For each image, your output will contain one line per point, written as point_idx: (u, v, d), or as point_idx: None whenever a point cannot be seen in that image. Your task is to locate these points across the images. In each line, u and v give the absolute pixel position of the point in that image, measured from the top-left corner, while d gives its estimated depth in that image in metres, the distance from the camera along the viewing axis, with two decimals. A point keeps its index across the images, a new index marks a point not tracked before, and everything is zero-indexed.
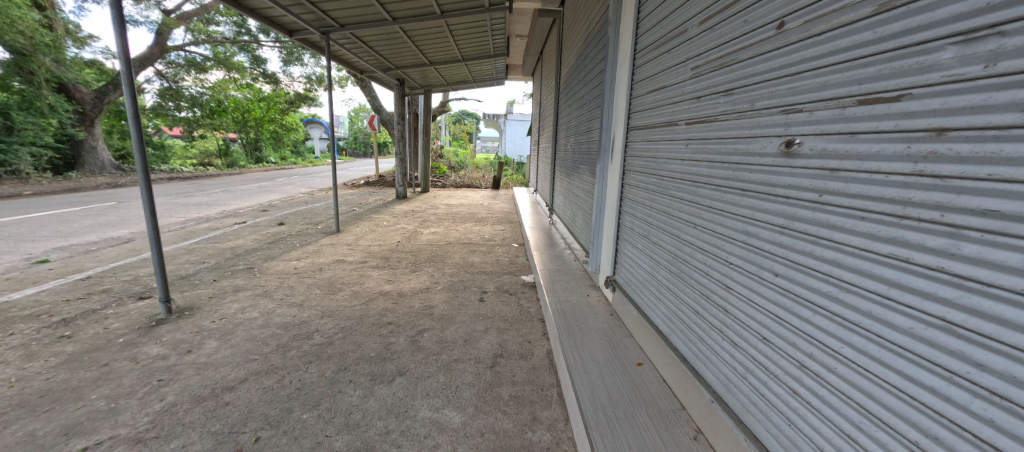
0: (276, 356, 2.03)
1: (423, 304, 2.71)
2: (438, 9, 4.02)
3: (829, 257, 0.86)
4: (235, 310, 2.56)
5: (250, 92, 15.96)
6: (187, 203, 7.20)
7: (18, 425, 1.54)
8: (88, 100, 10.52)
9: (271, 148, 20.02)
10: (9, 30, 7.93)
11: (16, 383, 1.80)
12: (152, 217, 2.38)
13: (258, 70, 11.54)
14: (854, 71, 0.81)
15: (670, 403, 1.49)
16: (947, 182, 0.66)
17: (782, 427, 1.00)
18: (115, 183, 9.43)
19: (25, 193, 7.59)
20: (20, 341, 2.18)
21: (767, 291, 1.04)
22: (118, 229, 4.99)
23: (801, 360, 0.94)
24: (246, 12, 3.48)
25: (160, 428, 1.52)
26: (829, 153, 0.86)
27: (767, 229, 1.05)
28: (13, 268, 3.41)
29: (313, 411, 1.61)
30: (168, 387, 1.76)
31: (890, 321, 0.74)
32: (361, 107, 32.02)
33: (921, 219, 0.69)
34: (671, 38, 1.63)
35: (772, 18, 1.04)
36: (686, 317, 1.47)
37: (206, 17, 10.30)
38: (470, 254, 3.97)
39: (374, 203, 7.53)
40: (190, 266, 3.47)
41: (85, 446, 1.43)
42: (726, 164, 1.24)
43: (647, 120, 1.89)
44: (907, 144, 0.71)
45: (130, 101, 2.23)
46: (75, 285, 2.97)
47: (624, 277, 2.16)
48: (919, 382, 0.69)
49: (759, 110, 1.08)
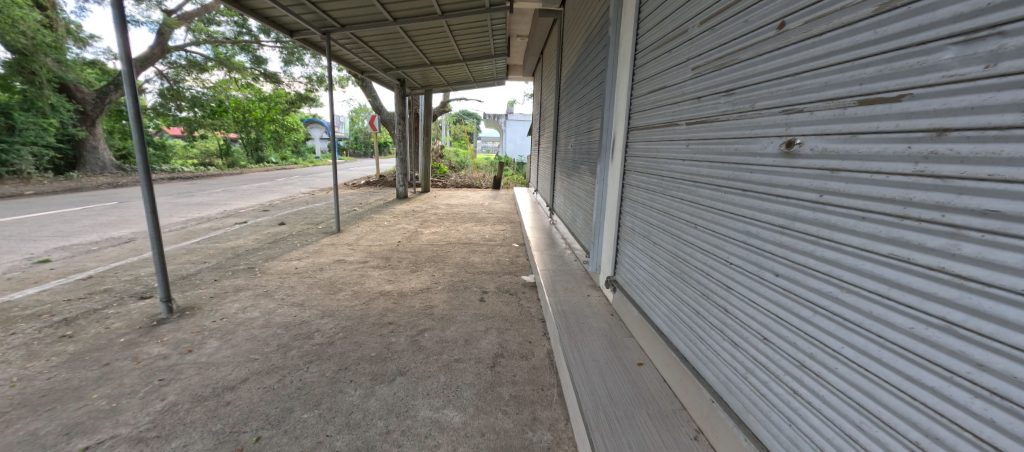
0: (276, 355, 2.04)
1: (423, 304, 2.71)
2: (439, 10, 4.02)
3: (830, 258, 0.86)
4: (235, 310, 2.56)
5: (250, 92, 15.96)
6: (188, 203, 7.21)
7: (19, 425, 1.54)
8: (89, 100, 10.53)
9: (271, 148, 20.03)
10: (11, 30, 7.80)
11: (17, 383, 1.80)
12: (152, 218, 2.38)
13: (259, 70, 11.54)
14: (855, 71, 0.81)
15: (670, 403, 1.49)
16: (948, 182, 0.66)
17: (782, 427, 1.00)
18: (116, 183, 9.44)
19: (26, 193, 7.60)
20: (21, 340, 2.18)
21: (768, 291, 1.04)
22: (119, 229, 4.99)
23: (801, 360, 0.94)
24: (247, 12, 3.48)
25: (160, 427, 1.53)
26: (829, 154, 0.86)
27: (767, 229, 1.05)
28: (14, 268, 3.41)
29: (314, 411, 1.61)
30: (169, 387, 1.76)
31: (890, 321, 0.74)
32: (361, 108, 32.07)
33: (921, 219, 0.69)
34: (671, 38, 1.63)
35: (773, 18, 1.04)
36: (686, 317, 1.48)
37: (206, 17, 10.31)
38: (470, 254, 3.97)
39: (375, 203, 7.53)
40: (191, 265, 3.47)
41: (85, 446, 1.43)
42: (726, 164, 1.24)
43: (647, 120, 1.89)
44: (907, 144, 0.71)
45: (131, 102, 2.23)
46: (76, 285, 2.98)
47: (624, 277, 2.17)
48: (920, 382, 0.69)
49: (760, 110, 1.08)
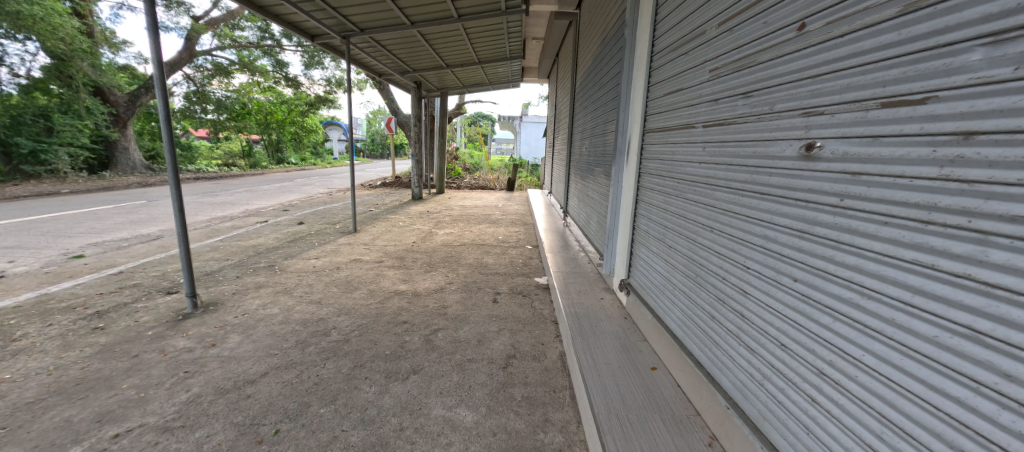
0: (295, 351, 2.09)
1: (438, 304, 2.74)
2: (455, 12, 4.06)
3: (850, 263, 0.85)
4: (256, 306, 2.64)
5: (273, 95, 16.55)
6: (211, 202, 7.47)
7: (56, 411, 1.62)
8: (122, 103, 11.02)
9: (293, 149, 20.69)
10: (51, 37, 8.19)
11: (53, 372, 1.89)
12: (178, 216, 2.46)
13: (281, 73, 11.89)
14: (879, 72, 0.78)
15: (685, 409, 1.47)
16: (975, 187, 0.64)
17: (798, 434, 0.99)
18: (145, 183, 9.85)
19: (63, 191, 8.00)
20: (58, 331, 2.30)
21: (787, 298, 1.02)
22: (148, 226, 5.21)
23: (820, 368, 0.92)
24: (270, 18, 3.59)
25: (185, 417, 1.59)
26: (851, 156, 0.84)
27: (786, 232, 1.03)
28: (51, 262, 3.58)
29: (330, 406, 1.65)
30: (194, 379, 1.83)
31: (913, 328, 0.72)
32: (380, 111, 33.11)
33: (947, 224, 0.68)
34: (688, 39, 1.62)
35: (794, 19, 1.02)
36: (702, 322, 1.46)
37: (232, 23, 10.77)
38: (484, 255, 4.00)
39: (391, 203, 7.68)
40: (215, 262, 3.60)
41: (116, 433, 1.50)
42: (744, 167, 1.22)
43: (663, 123, 1.87)
44: (932, 148, 0.69)
45: (160, 103, 2.30)
46: (108, 280, 3.12)
47: (638, 280, 2.14)
48: (944, 392, 0.67)
49: (779, 113, 1.07)
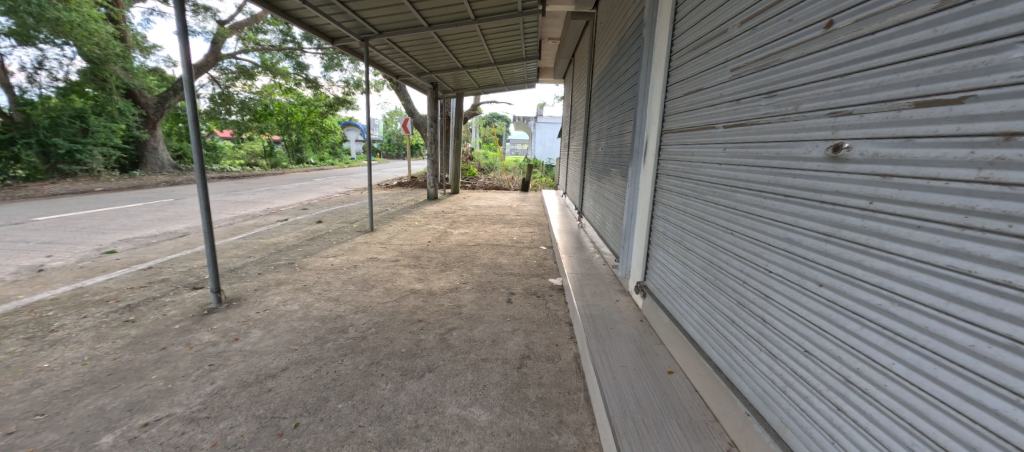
0: (313, 347, 2.14)
1: (452, 303, 2.76)
2: (472, 14, 4.09)
3: (880, 268, 0.81)
4: (277, 303, 2.71)
5: (294, 97, 16.94)
6: (235, 200, 7.69)
7: (90, 399, 1.70)
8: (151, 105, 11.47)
9: (313, 149, 21.12)
10: (87, 42, 8.67)
11: (88, 362, 1.99)
12: (204, 213, 2.54)
13: (301, 75, 12.16)
14: (912, 71, 0.76)
15: (702, 414, 1.44)
16: (1016, 189, 0.61)
17: (823, 444, 0.96)
18: (172, 182, 10.21)
19: (97, 189, 8.37)
20: (93, 323, 2.41)
21: (811, 303, 0.99)
22: (175, 223, 5.41)
23: (847, 376, 0.89)
24: (292, 21, 3.68)
25: (210, 409, 1.64)
26: (881, 158, 0.81)
27: (810, 236, 1.01)
28: (86, 257, 3.75)
29: (347, 401, 1.68)
30: (218, 372, 1.89)
31: (948, 337, 0.69)
32: (397, 112, 33.53)
33: (986, 229, 0.65)
34: (709, 38, 1.59)
35: (821, 17, 1.00)
36: (721, 326, 1.43)
37: (255, 27, 11.08)
38: (498, 255, 4.01)
39: (407, 203, 7.76)
40: (238, 259, 3.71)
41: (145, 422, 1.56)
42: (767, 169, 1.19)
43: (682, 123, 1.84)
44: (970, 149, 0.67)
45: (189, 104, 2.39)
46: (138, 274, 3.25)
47: (655, 282, 2.12)
48: (982, 404, 0.64)
49: (804, 113, 1.04)
